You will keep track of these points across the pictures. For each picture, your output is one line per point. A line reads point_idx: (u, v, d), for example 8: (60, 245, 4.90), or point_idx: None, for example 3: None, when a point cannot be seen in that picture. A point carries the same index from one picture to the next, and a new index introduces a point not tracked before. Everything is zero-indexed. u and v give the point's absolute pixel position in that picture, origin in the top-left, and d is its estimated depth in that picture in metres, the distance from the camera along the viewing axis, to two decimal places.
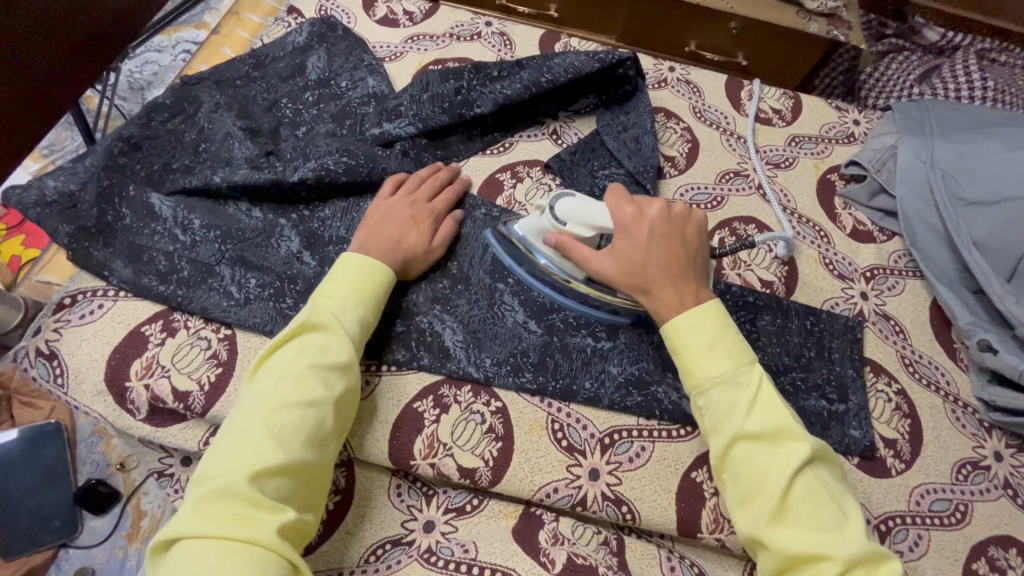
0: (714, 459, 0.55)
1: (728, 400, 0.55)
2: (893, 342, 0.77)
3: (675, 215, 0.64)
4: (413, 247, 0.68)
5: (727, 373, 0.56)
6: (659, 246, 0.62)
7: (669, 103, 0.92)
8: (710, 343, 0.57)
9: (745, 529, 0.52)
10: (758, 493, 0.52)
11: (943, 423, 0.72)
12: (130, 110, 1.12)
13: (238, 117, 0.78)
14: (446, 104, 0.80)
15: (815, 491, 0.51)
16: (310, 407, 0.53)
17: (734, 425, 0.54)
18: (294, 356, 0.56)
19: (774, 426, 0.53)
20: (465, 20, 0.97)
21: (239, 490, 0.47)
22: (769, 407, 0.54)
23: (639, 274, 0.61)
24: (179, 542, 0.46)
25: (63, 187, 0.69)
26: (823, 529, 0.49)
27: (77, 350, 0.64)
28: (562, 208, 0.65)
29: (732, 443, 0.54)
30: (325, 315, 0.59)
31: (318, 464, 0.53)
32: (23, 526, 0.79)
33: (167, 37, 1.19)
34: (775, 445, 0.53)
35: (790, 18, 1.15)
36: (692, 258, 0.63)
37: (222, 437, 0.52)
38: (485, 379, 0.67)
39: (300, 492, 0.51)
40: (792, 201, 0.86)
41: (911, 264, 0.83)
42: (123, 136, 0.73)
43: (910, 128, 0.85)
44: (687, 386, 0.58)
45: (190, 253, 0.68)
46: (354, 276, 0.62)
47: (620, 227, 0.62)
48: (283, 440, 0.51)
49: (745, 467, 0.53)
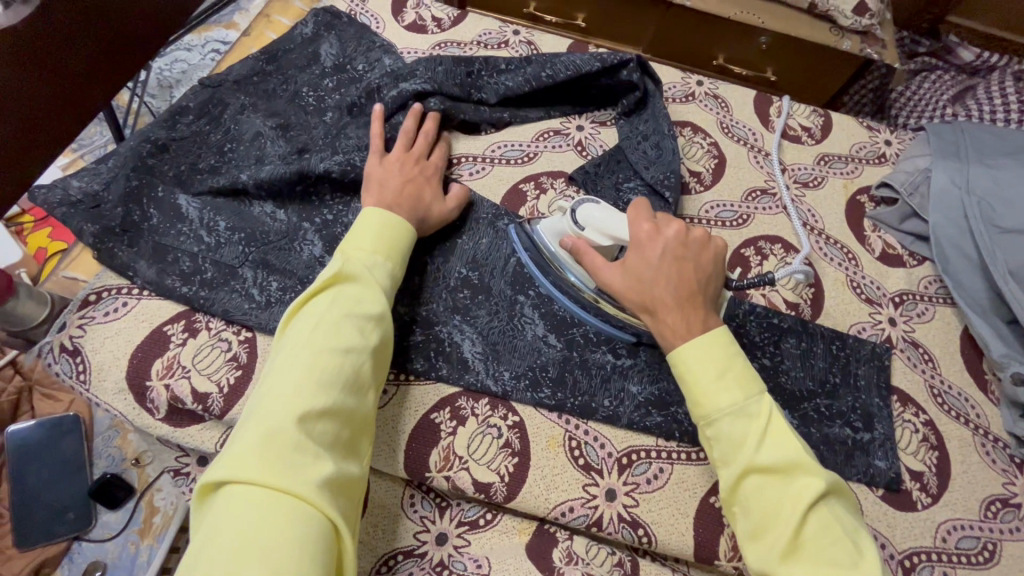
0: (723, 490, 0.53)
1: (738, 432, 0.53)
2: (921, 371, 0.75)
3: (692, 239, 0.63)
4: (428, 204, 0.70)
5: (738, 404, 0.54)
6: (672, 269, 0.61)
7: (696, 118, 0.91)
8: (720, 371, 0.55)
9: (755, 565, 0.50)
10: (769, 529, 0.50)
11: (972, 457, 0.70)
12: (158, 107, 1.13)
13: (265, 119, 0.79)
14: (456, 81, 0.82)
15: (830, 528, 0.48)
16: (348, 353, 0.53)
17: (744, 457, 0.52)
18: (328, 305, 0.55)
19: (787, 460, 0.51)
20: (493, 28, 0.97)
21: (288, 431, 0.46)
22: (781, 439, 0.52)
23: (649, 292, 0.60)
24: (230, 485, 0.43)
25: (87, 188, 0.70)
26: (839, 568, 0.46)
27: (99, 347, 0.64)
28: (584, 213, 0.66)
29: (742, 476, 0.52)
30: (355, 266, 0.59)
31: (357, 412, 0.53)
32: (40, 518, 0.81)
33: (197, 36, 1.21)
34: (786, 480, 0.50)
35: (822, 34, 1.12)
36: (702, 283, 0.61)
37: (259, 386, 0.51)
38: (502, 393, 0.66)
39: (344, 438, 0.51)
40: (819, 221, 0.85)
41: (942, 291, 0.81)
42: (151, 137, 0.74)
43: (945, 151, 0.83)
44: (695, 414, 0.56)
45: (214, 255, 0.68)
46: (379, 231, 0.63)
47: (638, 241, 0.62)
48: (326, 385, 0.50)
49: (756, 500, 0.51)
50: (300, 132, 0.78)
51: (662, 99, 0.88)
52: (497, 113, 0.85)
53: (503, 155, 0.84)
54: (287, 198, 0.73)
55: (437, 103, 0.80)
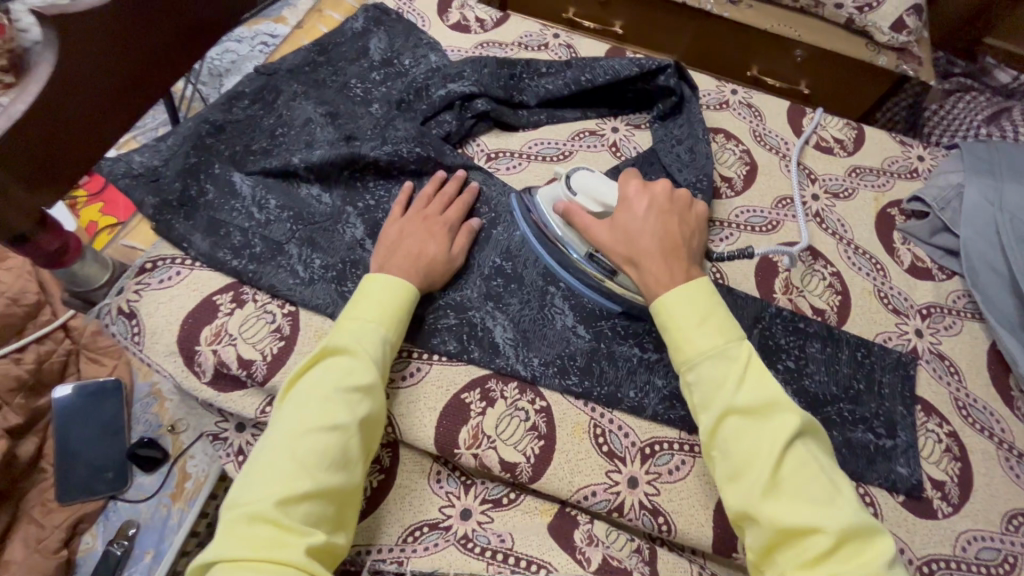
0: (703, 434, 0.55)
1: (719, 375, 0.55)
2: (947, 383, 0.75)
3: (677, 198, 0.67)
4: (434, 258, 0.69)
5: (719, 346, 0.56)
6: (657, 220, 0.64)
7: (729, 126, 0.92)
8: (701, 317, 0.57)
9: (734, 505, 0.51)
10: (748, 467, 0.51)
11: (995, 470, 0.70)
12: (208, 94, 1.18)
13: (316, 106, 0.82)
14: (500, 83, 0.86)
15: (805, 466, 0.51)
16: (335, 430, 0.54)
17: (725, 400, 0.53)
18: (319, 380, 0.57)
19: (764, 401, 0.53)
20: (534, 31, 1.00)
21: (268, 514, 0.49)
22: (760, 383, 0.54)
23: (630, 246, 0.63)
24: (217, 567, 0.48)
25: (148, 163, 0.74)
26: (815, 502, 0.49)
27: (153, 312, 0.68)
28: (578, 180, 0.69)
29: (722, 418, 0.53)
30: (348, 338, 0.60)
31: (345, 486, 0.54)
32: (81, 475, 0.85)
33: (247, 28, 1.26)
34: (765, 421, 0.53)
35: (858, 49, 1.13)
36: (686, 239, 0.64)
37: (252, 461, 0.54)
38: (532, 378, 0.68)
39: (330, 514, 0.53)
40: (848, 232, 0.85)
41: (971, 306, 0.81)
42: (209, 119, 0.78)
43: (979, 167, 0.84)
44: (676, 360, 0.58)
45: (263, 231, 0.72)
46: (378, 298, 0.63)
47: (623, 199, 0.66)
48: (310, 466, 0.52)
49: (736, 442, 0.53)
50: (348, 121, 0.81)
51: (698, 105, 0.89)
52: (536, 115, 0.88)
53: (540, 152, 0.86)
54: (333, 182, 0.77)
55: (484, 105, 0.84)
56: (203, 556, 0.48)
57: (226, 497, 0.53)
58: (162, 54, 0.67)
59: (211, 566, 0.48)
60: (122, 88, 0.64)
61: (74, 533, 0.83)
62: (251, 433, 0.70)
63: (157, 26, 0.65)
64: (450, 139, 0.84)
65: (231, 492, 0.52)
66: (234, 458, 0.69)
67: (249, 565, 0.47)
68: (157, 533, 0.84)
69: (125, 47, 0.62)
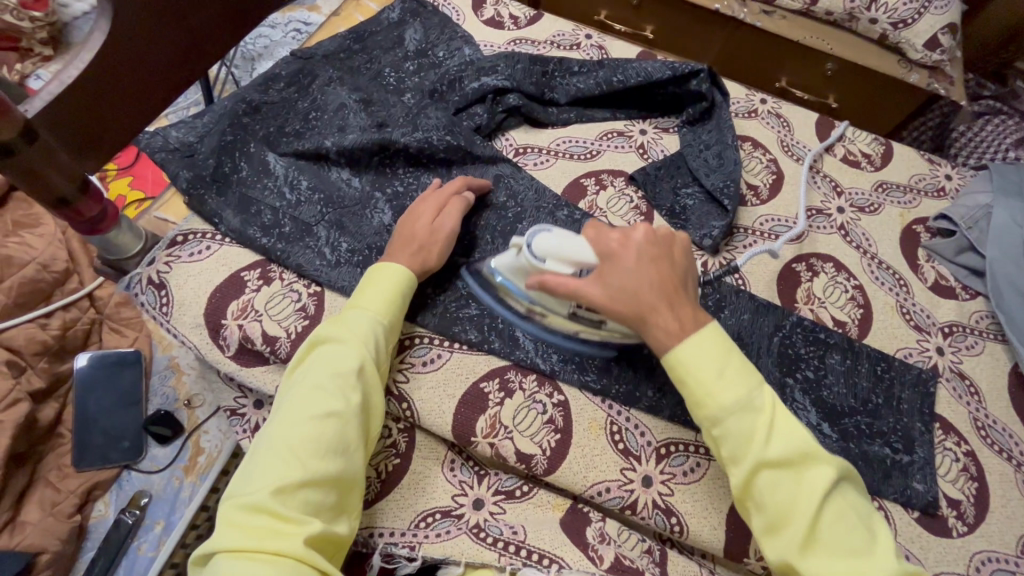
0: (735, 487, 0.54)
1: (746, 429, 0.53)
2: (967, 403, 0.75)
3: (660, 237, 0.61)
4: (416, 234, 0.68)
5: (744, 399, 0.54)
6: (651, 270, 0.59)
7: (757, 134, 0.92)
8: (721, 368, 0.55)
9: (775, 558, 0.52)
10: (785, 523, 0.51)
11: (1012, 493, 0.69)
12: (241, 78, 1.20)
13: (350, 91, 0.83)
14: (532, 79, 0.87)
15: (843, 515, 0.51)
16: (330, 418, 0.55)
17: (756, 453, 0.52)
18: (314, 369, 0.58)
19: (795, 452, 0.52)
20: (566, 30, 1.00)
21: (265, 503, 0.50)
22: (788, 432, 0.53)
23: (632, 302, 0.58)
24: (217, 558, 0.49)
25: (184, 138, 0.75)
26: (855, 554, 0.50)
27: (182, 284, 0.69)
28: (540, 245, 0.61)
29: (754, 471, 0.52)
30: (343, 328, 0.61)
31: (344, 474, 0.55)
32: (96, 444, 0.86)
33: (282, 15, 1.27)
34: (798, 472, 0.52)
35: (890, 65, 1.13)
36: (681, 279, 0.60)
37: (254, 451, 0.55)
38: (550, 371, 0.68)
39: (331, 504, 0.53)
40: (872, 246, 0.85)
41: (993, 327, 0.81)
42: (246, 99, 0.79)
43: (1008, 189, 0.84)
44: (700, 415, 0.55)
45: (293, 212, 0.73)
46: (378, 287, 0.64)
47: (609, 255, 0.59)
48: (305, 454, 0.53)
49: (770, 496, 0.52)
50: (381, 108, 0.82)
51: (728, 111, 0.89)
52: (566, 113, 0.89)
53: (568, 150, 0.86)
54: (363, 167, 0.77)
55: (515, 100, 0.85)
56: (205, 546, 0.49)
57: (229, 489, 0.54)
58: (210, 31, 0.69)
59: (213, 556, 0.49)
60: (170, 63, 0.65)
61: (87, 500, 0.85)
62: (269, 410, 0.70)
63: (208, 3, 0.66)
64: (481, 131, 0.84)
65: (233, 483, 0.53)
66: (251, 434, 0.70)
67: (249, 553, 0.48)
68: (167, 505, 0.85)
69: (177, 23, 0.63)
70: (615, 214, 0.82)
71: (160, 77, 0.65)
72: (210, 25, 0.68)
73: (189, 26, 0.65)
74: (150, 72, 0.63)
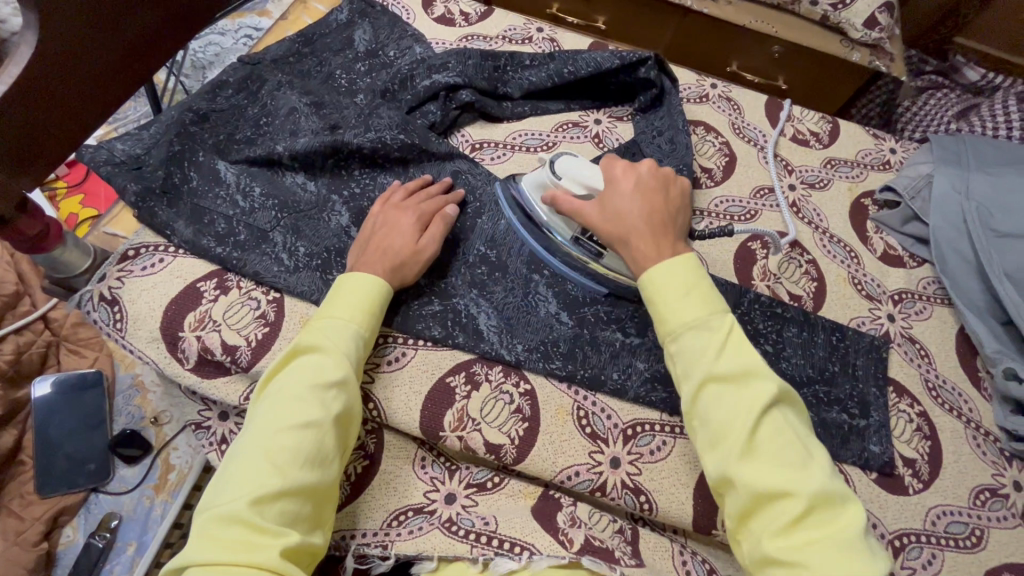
0: (683, 404, 0.55)
1: (700, 344, 0.54)
2: (917, 365, 0.78)
3: (660, 175, 0.66)
4: (400, 250, 0.67)
5: (699, 319, 0.55)
6: (643, 198, 0.63)
7: (709, 118, 0.94)
8: (683, 288, 0.57)
9: (712, 471, 0.51)
10: (724, 437, 0.51)
11: (963, 448, 0.73)
12: (191, 87, 1.18)
13: (301, 94, 0.82)
14: (484, 75, 0.87)
15: (780, 431, 0.51)
16: (307, 428, 0.55)
17: (703, 368, 0.53)
18: (292, 379, 0.57)
19: (742, 368, 0.53)
20: (518, 25, 1.01)
21: (241, 516, 0.49)
22: (740, 351, 0.54)
23: (621, 226, 0.62)
24: (186, 570, 0.48)
25: (131, 151, 0.74)
26: (789, 467, 0.49)
27: (136, 298, 0.68)
28: (561, 164, 0.68)
29: (701, 385, 0.53)
30: (320, 336, 0.60)
31: (320, 484, 0.54)
32: (60, 468, 0.84)
33: (230, 21, 1.26)
34: (743, 389, 0.52)
35: (832, 45, 1.16)
36: (672, 216, 0.64)
37: (228, 461, 0.55)
38: (516, 362, 0.69)
39: (306, 514, 0.53)
40: (824, 221, 0.88)
41: (940, 291, 0.84)
42: (192, 108, 0.78)
43: (947, 158, 0.87)
44: (660, 333, 0.58)
45: (248, 219, 0.72)
46: (354, 296, 0.63)
47: (610, 181, 0.65)
48: (282, 465, 0.52)
49: (713, 410, 0.52)
50: (332, 110, 0.81)
51: (678, 97, 0.91)
52: (520, 107, 0.90)
53: (524, 143, 0.87)
54: (318, 170, 0.77)
55: (468, 96, 0.85)
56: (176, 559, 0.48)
57: (201, 501, 0.53)
58: (146, 38, 0.67)
59: (183, 569, 0.48)
60: (104, 71, 0.64)
61: (54, 526, 0.83)
62: (234, 422, 0.69)
63: (140, 10, 0.65)
64: (435, 129, 0.84)
65: (206, 493, 0.52)
66: (218, 446, 0.69)
67: (221, 567, 0.47)
68: (139, 525, 0.85)
69: (110, 30, 0.62)
70: None
71: (95, 87, 0.64)
72: (144, 31, 0.67)
73: (122, 33, 0.64)
74: (84, 81, 0.62)
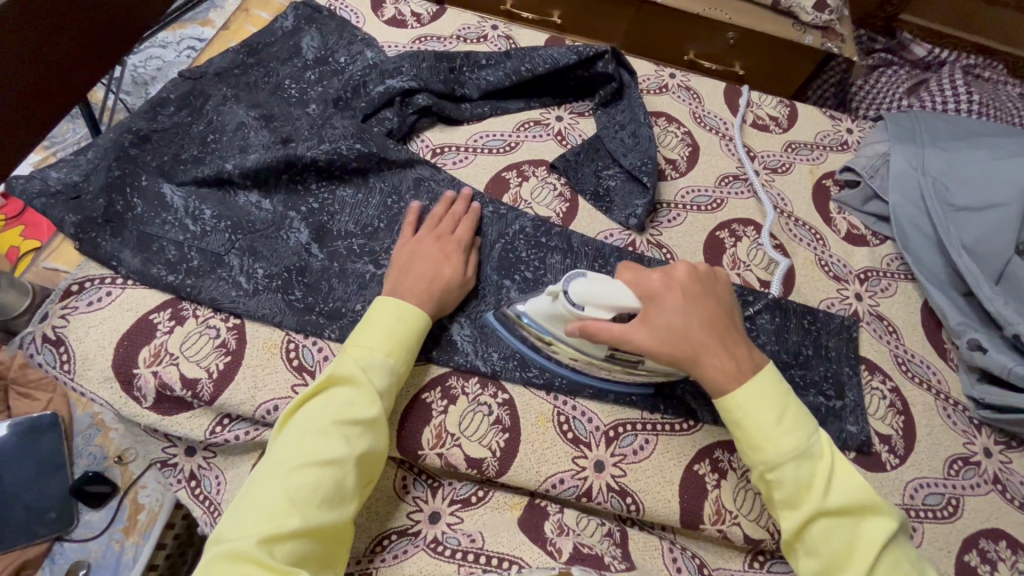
0: (787, 532, 0.54)
1: (804, 476, 0.53)
2: (886, 341, 0.79)
3: (702, 273, 0.61)
4: (448, 280, 0.66)
5: (801, 447, 0.54)
6: (698, 308, 0.58)
7: (669, 109, 0.94)
8: (778, 416, 0.55)
9: None
10: (840, 569, 0.52)
11: (934, 419, 0.75)
12: (134, 104, 1.13)
13: (248, 108, 0.79)
14: (440, 77, 0.85)
15: (899, 566, 0.52)
16: (331, 466, 0.52)
17: (815, 502, 0.53)
18: (322, 410, 0.55)
19: (856, 500, 0.53)
20: (472, 23, 0.98)
21: (250, 553, 0.46)
22: (846, 478, 0.54)
23: (679, 342, 0.56)
24: None
25: (66, 178, 0.69)
26: None
27: (84, 337, 0.64)
28: (578, 291, 0.57)
29: (811, 517, 0.53)
30: (352, 367, 0.57)
31: (339, 524, 0.52)
32: (17, 520, 0.79)
33: (171, 33, 1.21)
34: (856, 520, 0.53)
35: (784, 28, 1.18)
36: (727, 316, 0.59)
37: (244, 491, 0.52)
38: (493, 372, 0.67)
39: (318, 554, 0.50)
40: (788, 203, 0.89)
41: (904, 267, 0.86)
42: (131, 128, 0.73)
43: (903, 136, 0.89)
44: (754, 459, 0.55)
45: (200, 244, 0.68)
46: (386, 325, 0.60)
47: (649, 295, 0.58)
48: (301, 502, 0.50)
49: (825, 542, 0.52)
50: (284, 123, 0.78)
51: (638, 90, 0.90)
52: (479, 108, 0.87)
53: (486, 144, 0.85)
54: (272, 187, 0.74)
55: (425, 100, 0.83)
56: None
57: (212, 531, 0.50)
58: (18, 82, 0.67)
59: None
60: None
61: None
62: (202, 457, 0.66)
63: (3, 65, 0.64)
64: (393, 135, 0.82)
65: (219, 523, 0.50)
66: (187, 483, 0.65)
67: None
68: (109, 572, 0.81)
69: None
70: (540, 203, 0.81)
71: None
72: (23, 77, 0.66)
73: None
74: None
